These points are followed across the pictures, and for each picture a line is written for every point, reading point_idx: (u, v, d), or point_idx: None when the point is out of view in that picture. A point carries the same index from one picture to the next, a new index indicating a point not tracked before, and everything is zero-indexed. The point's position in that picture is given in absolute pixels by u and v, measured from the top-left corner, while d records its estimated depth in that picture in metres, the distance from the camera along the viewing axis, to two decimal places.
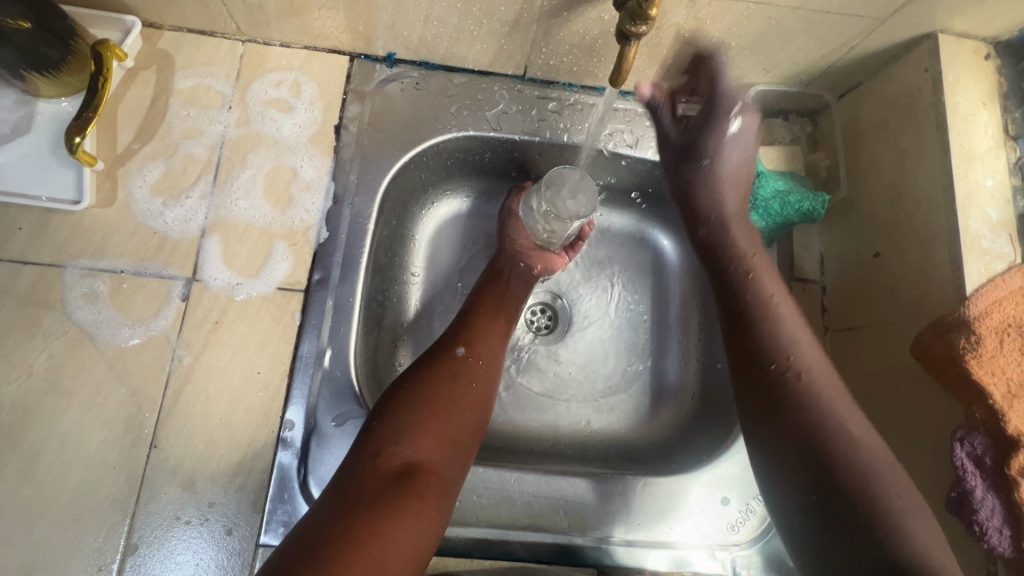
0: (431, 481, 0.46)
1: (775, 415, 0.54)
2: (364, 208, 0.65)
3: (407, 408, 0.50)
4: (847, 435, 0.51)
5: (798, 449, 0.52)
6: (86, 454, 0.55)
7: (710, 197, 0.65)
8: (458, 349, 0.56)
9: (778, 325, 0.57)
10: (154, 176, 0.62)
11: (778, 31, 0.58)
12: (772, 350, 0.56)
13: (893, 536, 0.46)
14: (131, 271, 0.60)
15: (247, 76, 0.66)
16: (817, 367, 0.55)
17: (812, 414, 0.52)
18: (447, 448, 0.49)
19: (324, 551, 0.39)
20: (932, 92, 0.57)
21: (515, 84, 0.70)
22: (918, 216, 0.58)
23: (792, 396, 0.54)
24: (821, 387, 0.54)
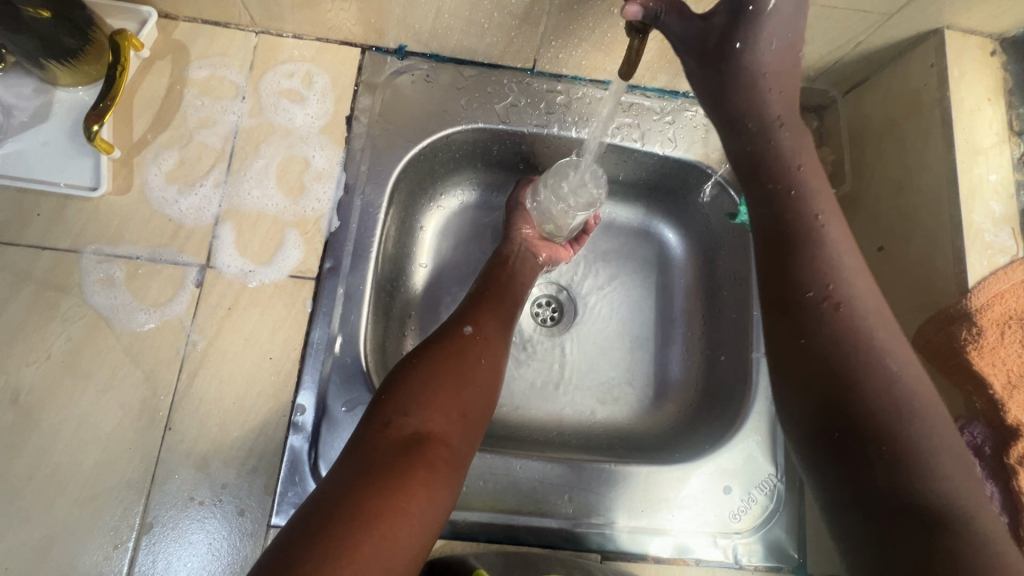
0: (441, 451, 0.47)
1: (803, 346, 0.47)
2: (375, 198, 0.66)
3: (415, 382, 0.51)
4: (890, 372, 0.44)
5: (827, 388, 0.45)
6: (103, 435, 0.56)
7: (751, 100, 0.54)
8: (465, 327, 0.57)
9: (821, 247, 0.49)
10: (169, 165, 0.64)
11: None
12: (810, 275, 0.48)
13: (919, 481, 0.41)
14: (146, 257, 0.61)
15: (260, 67, 0.67)
16: (861, 296, 0.48)
17: (851, 348, 0.45)
18: (456, 420, 0.50)
19: (336, 521, 0.40)
20: (937, 88, 0.58)
21: (524, 77, 0.71)
22: (922, 210, 0.58)
23: (828, 327, 0.46)
24: (863, 316, 0.47)
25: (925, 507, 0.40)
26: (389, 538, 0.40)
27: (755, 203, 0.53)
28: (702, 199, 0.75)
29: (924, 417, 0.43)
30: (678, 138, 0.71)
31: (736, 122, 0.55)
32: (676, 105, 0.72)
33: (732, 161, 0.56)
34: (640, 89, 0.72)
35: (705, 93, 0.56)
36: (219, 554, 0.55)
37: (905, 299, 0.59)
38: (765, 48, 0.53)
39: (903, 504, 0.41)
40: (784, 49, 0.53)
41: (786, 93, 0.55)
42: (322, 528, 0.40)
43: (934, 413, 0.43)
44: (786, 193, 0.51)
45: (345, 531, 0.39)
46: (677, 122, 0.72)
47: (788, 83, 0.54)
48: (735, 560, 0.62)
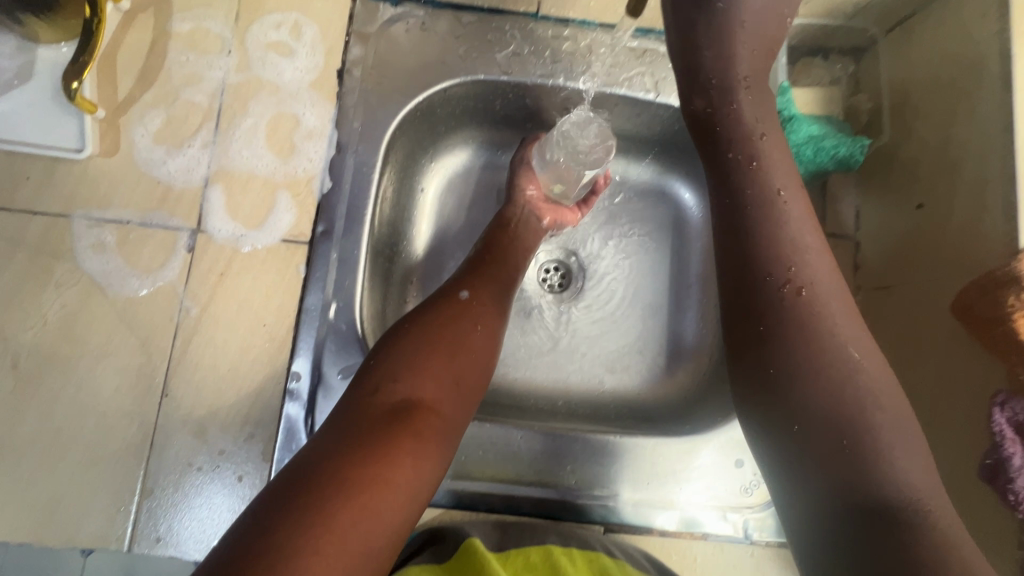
0: (432, 421, 0.45)
1: (765, 328, 0.44)
2: (368, 156, 0.62)
3: (407, 348, 0.48)
4: (851, 359, 0.42)
5: (791, 370, 0.42)
6: (102, 400, 0.56)
7: (720, 55, 0.53)
8: (462, 292, 0.54)
9: (780, 229, 0.47)
10: (155, 125, 0.61)
11: None
12: (770, 258, 0.46)
13: (884, 473, 0.39)
14: (136, 221, 0.59)
15: (247, 18, 0.63)
16: (821, 280, 0.45)
17: (808, 335, 0.43)
18: (449, 388, 0.48)
19: (316, 488, 0.38)
20: (997, 18, 0.50)
21: (527, 23, 0.66)
22: (971, 162, 0.52)
23: (787, 313, 0.44)
24: (826, 297, 0.44)
25: (886, 506, 0.38)
26: (371, 506, 0.38)
27: (714, 177, 0.51)
28: None
29: (887, 405, 0.41)
30: None
31: (698, 87, 0.54)
32: None
33: (687, 121, 0.55)
34: (655, 34, 0.66)
35: (675, 41, 0.55)
36: (220, 518, 0.55)
37: (947, 263, 0.53)
38: (749, 5, 0.53)
39: (878, 496, 0.38)
40: (765, 11, 0.54)
41: (755, 55, 0.54)
42: (303, 494, 0.38)
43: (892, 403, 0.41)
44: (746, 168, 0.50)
45: (326, 501, 0.38)
46: None
47: (758, 48, 0.54)
48: (745, 535, 0.59)
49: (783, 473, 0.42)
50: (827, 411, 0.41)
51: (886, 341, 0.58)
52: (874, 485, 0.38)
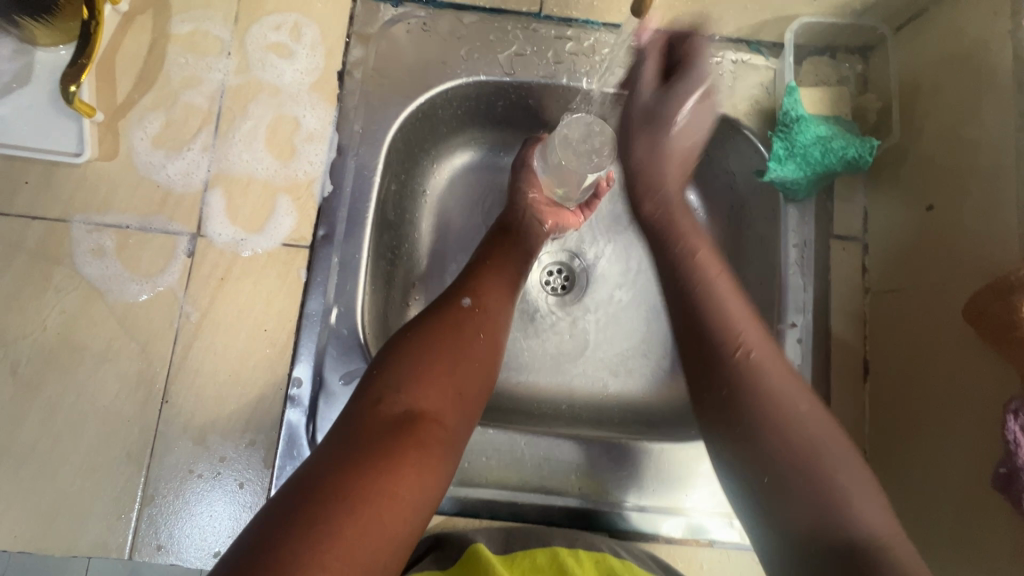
0: (435, 432, 0.44)
1: (718, 390, 0.47)
2: (369, 159, 0.61)
3: (409, 358, 0.47)
4: (795, 414, 0.45)
5: (744, 431, 0.45)
6: (102, 407, 0.56)
7: (655, 174, 0.61)
8: (464, 298, 0.54)
9: (721, 303, 0.51)
10: (154, 128, 0.60)
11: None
12: (717, 329, 0.49)
13: (842, 518, 0.40)
14: (136, 226, 0.59)
15: (246, 20, 0.63)
16: (765, 347, 0.49)
17: (761, 396, 0.46)
18: (451, 398, 0.47)
19: (319, 501, 0.37)
20: (1009, 17, 0.49)
21: (530, 23, 0.65)
22: (982, 163, 0.51)
23: (739, 377, 0.47)
24: (766, 362, 0.47)
25: (856, 545, 0.39)
26: (376, 519, 0.38)
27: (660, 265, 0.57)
28: (727, 156, 0.67)
29: (832, 449, 0.43)
30: None
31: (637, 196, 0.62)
32: None
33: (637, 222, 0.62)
34: None
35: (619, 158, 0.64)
36: (221, 526, 0.55)
37: (959, 266, 0.52)
38: (683, 136, 0.61)
39: (838, 544, 0.40)
40: (694, 143, 0.62)
41: (685, 175, 0.62)
42: (306, 506, 0.37)
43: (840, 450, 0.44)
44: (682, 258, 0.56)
45: (329, 513, 0.37)
46: None
47: (686, 170, 0.62)
48: (752, 543, 0.59)
49: (755, 518, 0.44)
50: (780, 467, 0.43)
51: (897, 344, 0.57)
52: (834, 533, 0.40)
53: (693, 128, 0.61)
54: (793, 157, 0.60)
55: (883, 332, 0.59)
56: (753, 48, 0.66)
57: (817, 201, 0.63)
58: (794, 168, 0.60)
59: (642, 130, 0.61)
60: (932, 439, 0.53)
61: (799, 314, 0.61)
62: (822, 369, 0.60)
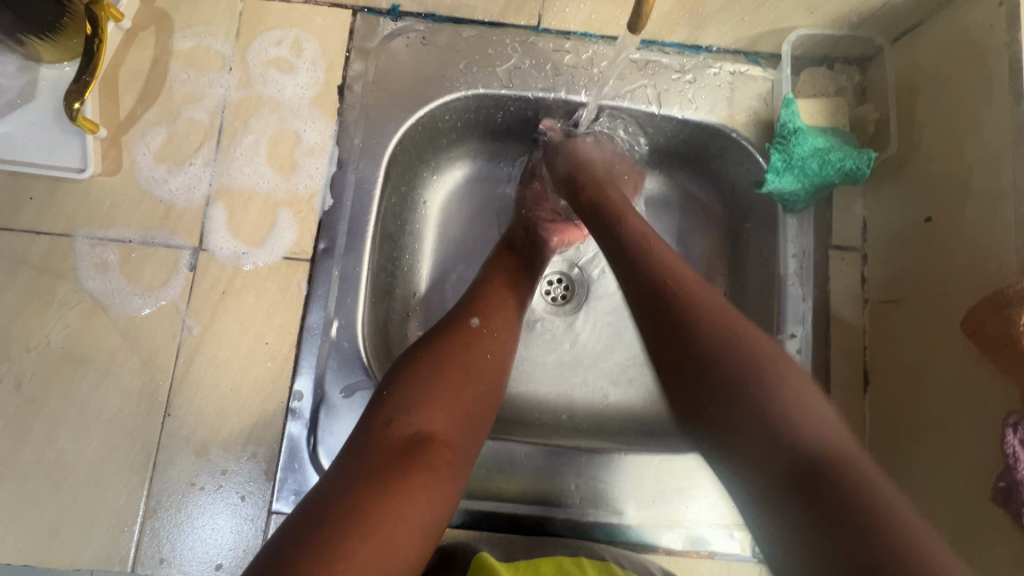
0: (443, 454, 0.44)
1: (664, 326, 0.46)
2: (369, 172, 0.62)
3: (417, 380, 0.48)
4: (736, 337, 0.43)
5: (699, 364, 0.43)
6: (105, 420, 0.56)
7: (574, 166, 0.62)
8: (472, 319, 0.54)
9: (652, 253, 0.50)
10: (157, 143, 0.61)
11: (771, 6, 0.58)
12: (649, 276, 0.48)
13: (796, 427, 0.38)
14: (138, 240, 0.59)
15: (247, 35, 0.63)
16: (695, 286, 0.47)
17: (698, 329, 0.44)
18: (460, 420, 0.47)
19: (330, 523, 0.38)
20: (1005, 29, 0.49)
21: (528, 36, 0.65)
22: (982, 174, 0.51)
23: (677, 314, 0.45)
24: (705, 299, 0.46)
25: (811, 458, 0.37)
26: (389, 543, 0.38)
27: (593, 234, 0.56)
28: (725, 165, 0.68)
29: (771, 368, 0.42)
30: (699, 98, 0.65)
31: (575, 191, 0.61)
32: (697, 61, 0.65)
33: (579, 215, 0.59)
34: (658, 45, 0.65)
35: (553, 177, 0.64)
36: (222, 539, 0.55)
37: (958, 280, 0.52)
38: (589, 149, 0.64)
39: (796, 458, 0.37)
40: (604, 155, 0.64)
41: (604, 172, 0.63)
42: (318, 531, 0.37)
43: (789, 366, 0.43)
44: (619, 215, 0.55)
45: (340, 535, 0.37)
46: (698, 81, 0.65)
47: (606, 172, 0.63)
48: (752, 554, 0.59)
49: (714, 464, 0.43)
50: (736, 390, 0.41)
51: (897, 355, 0.57)
52: (794, 446, 0.37)
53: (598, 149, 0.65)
54: (790, 168, 0.60)
55: (883, 343, 0.59)
56: (750, 59, 0.66)
57: (816, 212, 0.63)
58: (791, 179, 0.60)
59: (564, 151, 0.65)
60: (931, 451, 0.53)
61: (799, 325, 0.61)
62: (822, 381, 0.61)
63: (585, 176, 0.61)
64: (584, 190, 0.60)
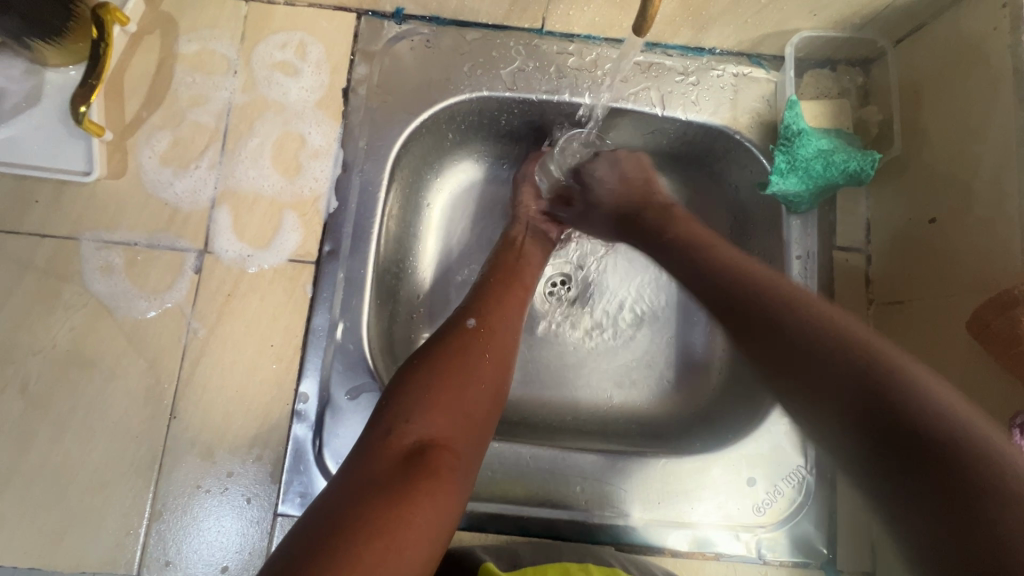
0: (446, 458, 0.44)
1: (750, 328, 0.48)
2: (374, 175, 0.62)
3: (417, 386, 0.48)
4: (842, 324, 0.44)
5: (799, 355, 0.44)
6: (111, 422, 0.56)
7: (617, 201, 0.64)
8: (469, 320, 0.54)
9: (726, 256, 0.54)
10: (162, 146, 0.61)
11: (774, 9, 0.58)
12: (735, 281, 0.51)
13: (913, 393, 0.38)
14: (144, 243, 0.59)
15: (252, 38, 0.63)
16: (789, 286, 0.49)
17: (813, 323, 0.45)
18: (460, 423, 0.47)
19: (337, 533, 0.38)
20: (1009, 32, 0.49)
21: (532, 39, 0.65)
22: (987, 175, 0.51)
23: (789, 318, 0.46)
24: (804, 301, 0.47)
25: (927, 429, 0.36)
26: (398, 553, 0.37)
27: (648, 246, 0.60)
28: (729, 166, 0.68)
29: (877, 347, 0.42)
30: (702, 101, 0.65)
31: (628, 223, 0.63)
32: (701, 63, 0.66)
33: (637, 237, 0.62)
34: (661, 47, 0.66)
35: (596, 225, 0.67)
36: (228, 541, 0.55)
37: (963, 281, 0.52)
38: (605, 179, 0.66)
39: (917, 434, 0.37)
40: (618, 179, 0.66)
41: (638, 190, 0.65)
42: (327, 541, 0.37)
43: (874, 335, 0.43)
44: (672, 240, 0.58)
45: (348, 543, 0.37)
46: (702, 83, 0.65)
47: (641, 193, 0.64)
48: (759, 555, 0.59)
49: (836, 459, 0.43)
50: (818, 371, 0.43)
51: None
52: (908, 423, 0.37)
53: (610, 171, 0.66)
54: (794, 170, 0.61)
55: None
56: (753, 61, 0.66)
57: (819, 214, 0.64)
58: (795, 181, 0.61)
59: (589, 166, 0.68)
60: None
61: None
62: None
63: (628, 208, 0.63)
64: (637, 227, 0.62)
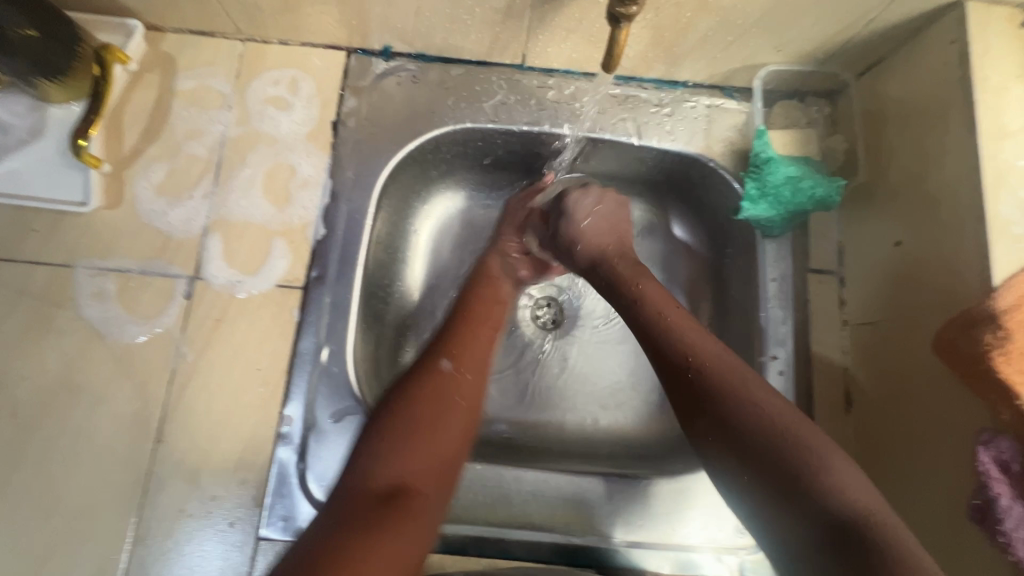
0: (416, 503, 0.44)
1: (688, 401, 0.49)
2: (361, 203, 0.64)
3: (388, 428, 0.48)
4: (762, 404, 0.46)
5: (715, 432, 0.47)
6: (98, 446, 0.57)
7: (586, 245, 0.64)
8: (442, 362, 0.54)
9: (676, 328, 0.53)
10: (158, 177, 0.64)
11: (741, 46, 0.62)
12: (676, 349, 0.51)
13: (823, 486, 0.41)
14: (137, 270, 0.61)
15: (247, 76, 0.67)
16: (710, 354, 0.50)
17: (730, 398, 0.47)
18: (433, 469, 0.47)
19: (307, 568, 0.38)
20: (958, 66, 0.52)
21: (514, 74, 0.68)
22: (945, 200, 0.53)
23: (706, 391, 0.48)
24: (724, 371, 0.49)
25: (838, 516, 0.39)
26: None
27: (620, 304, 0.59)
28: (704, 194, 0.70)
29: (805, 435, 0.44)
30: (677, 130, 0.68)
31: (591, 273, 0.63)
32: (675, 95, 0.69)
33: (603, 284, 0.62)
34: (637, 81, 0.69)
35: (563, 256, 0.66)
36: (210, 566, 0.55)
37: (927, 301, 0.53)
38: (577, 213, 0.66)
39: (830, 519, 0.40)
40: (602, 216, 0.66)
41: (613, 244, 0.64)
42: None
43: (785, 413, 0.45)
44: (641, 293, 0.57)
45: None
46: (676, 114, 0.68)
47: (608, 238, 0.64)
48: None
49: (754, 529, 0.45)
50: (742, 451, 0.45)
51: (873, 375, 0.59)
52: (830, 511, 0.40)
53: (581, 203, 0.66)
54: (766, 196, 0.64)
55: (861, 363, 0.61)
56: (726, 93, 0.69)
57: (792, 237, 0.66)
58: (767, 207, 0.64)
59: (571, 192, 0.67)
60: (912, 470, 0.54)
61: (780, 347, 0.62)
62: (804, 401, 0.61)
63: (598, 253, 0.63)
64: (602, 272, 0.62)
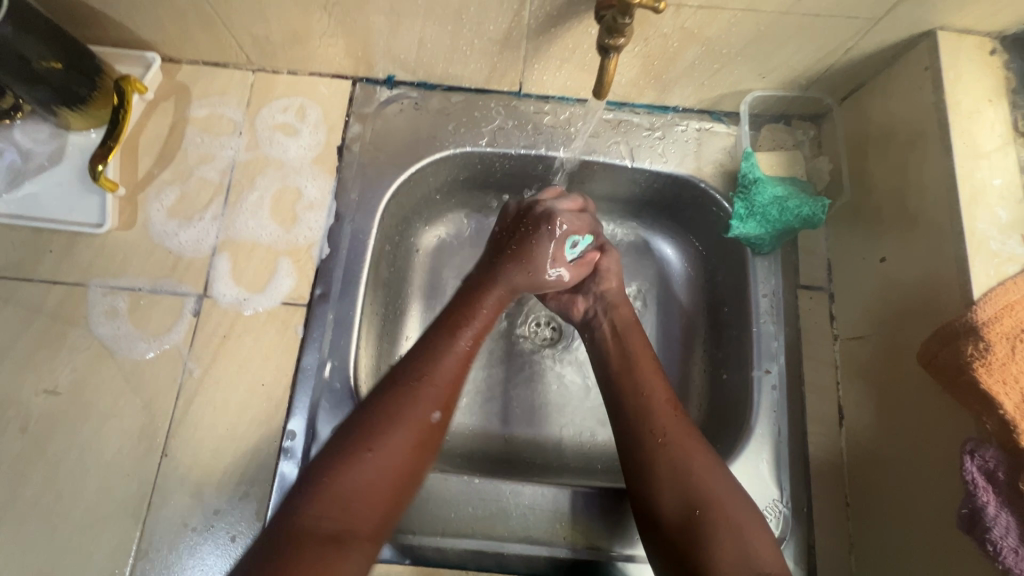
0: (356, 551, 0.44)
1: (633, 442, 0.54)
2: (364, 223, 0.67)
3: (361, 471, 0.46)
4: (693, 455, 0.52)
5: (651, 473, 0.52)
6: (104, 461, 0.58)
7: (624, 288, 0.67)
8: (434, 412, 0.51)
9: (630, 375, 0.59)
10: (171, 200, 0.67)
11: (727, 74, 0.65)
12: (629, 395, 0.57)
13: (725, 541, 0.47)
14: (148, 288, 0.63)
15: (256, 104, 0.70)
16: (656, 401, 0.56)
17: (670, 445, 0.53)
18: (378, 514, 0.46)
19: None
20: (932, 91, 0.55)
21: (511, 101, 0.72)
22: (925, 217, 0.55)
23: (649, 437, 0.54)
24: (664, 421, 0.54)
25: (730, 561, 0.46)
26: None
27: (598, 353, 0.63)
28: (697, 214, 0.73)
29: (718, 488, 0.50)
30: (669, 153, 0.71)
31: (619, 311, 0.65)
32: (666, 120, 0.72)
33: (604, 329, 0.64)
34: (629, 106, 0.72)
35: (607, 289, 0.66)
36: None
37: (913, 315, 0.55)
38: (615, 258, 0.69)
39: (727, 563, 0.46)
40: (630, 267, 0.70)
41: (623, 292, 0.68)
42: None
43: (737, 491, 0.51)
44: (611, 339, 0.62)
45: None
46: (667, 137, 0.71)
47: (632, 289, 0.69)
48: None
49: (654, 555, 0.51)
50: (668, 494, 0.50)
51: (864, 388, 0.60)
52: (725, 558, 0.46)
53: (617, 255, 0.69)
54: (753, 215, 0.65)
55: (853, 377, 0.62)
56: (714, 117, 0.72)
57: (782, 255, 0.68)
58: (755, 225, 0.65)
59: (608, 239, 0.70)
60: (904, 482, 0.55)
61: (772, 362, 0.64)
62: (797, 415, 0.62)
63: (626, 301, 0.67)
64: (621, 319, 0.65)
